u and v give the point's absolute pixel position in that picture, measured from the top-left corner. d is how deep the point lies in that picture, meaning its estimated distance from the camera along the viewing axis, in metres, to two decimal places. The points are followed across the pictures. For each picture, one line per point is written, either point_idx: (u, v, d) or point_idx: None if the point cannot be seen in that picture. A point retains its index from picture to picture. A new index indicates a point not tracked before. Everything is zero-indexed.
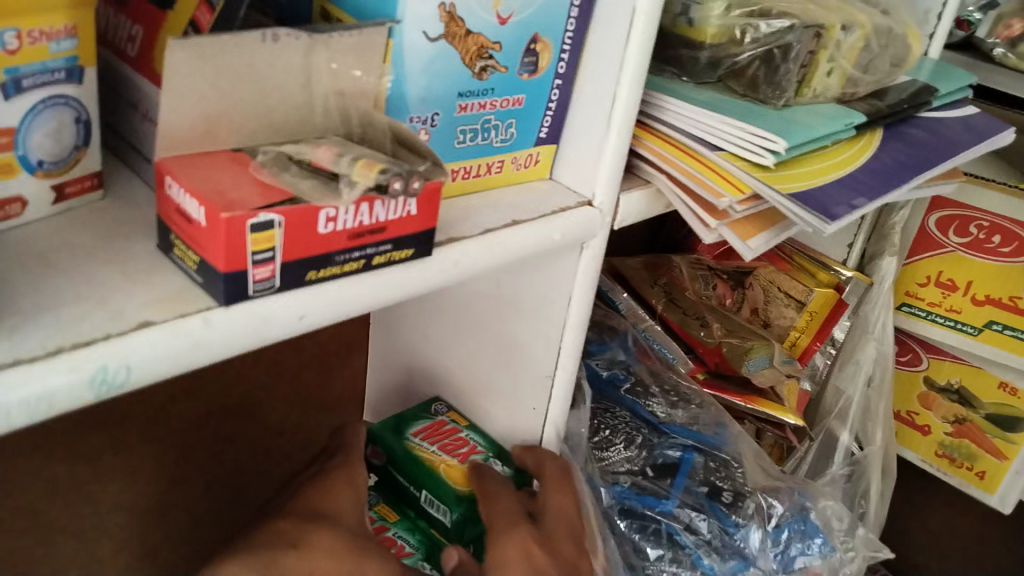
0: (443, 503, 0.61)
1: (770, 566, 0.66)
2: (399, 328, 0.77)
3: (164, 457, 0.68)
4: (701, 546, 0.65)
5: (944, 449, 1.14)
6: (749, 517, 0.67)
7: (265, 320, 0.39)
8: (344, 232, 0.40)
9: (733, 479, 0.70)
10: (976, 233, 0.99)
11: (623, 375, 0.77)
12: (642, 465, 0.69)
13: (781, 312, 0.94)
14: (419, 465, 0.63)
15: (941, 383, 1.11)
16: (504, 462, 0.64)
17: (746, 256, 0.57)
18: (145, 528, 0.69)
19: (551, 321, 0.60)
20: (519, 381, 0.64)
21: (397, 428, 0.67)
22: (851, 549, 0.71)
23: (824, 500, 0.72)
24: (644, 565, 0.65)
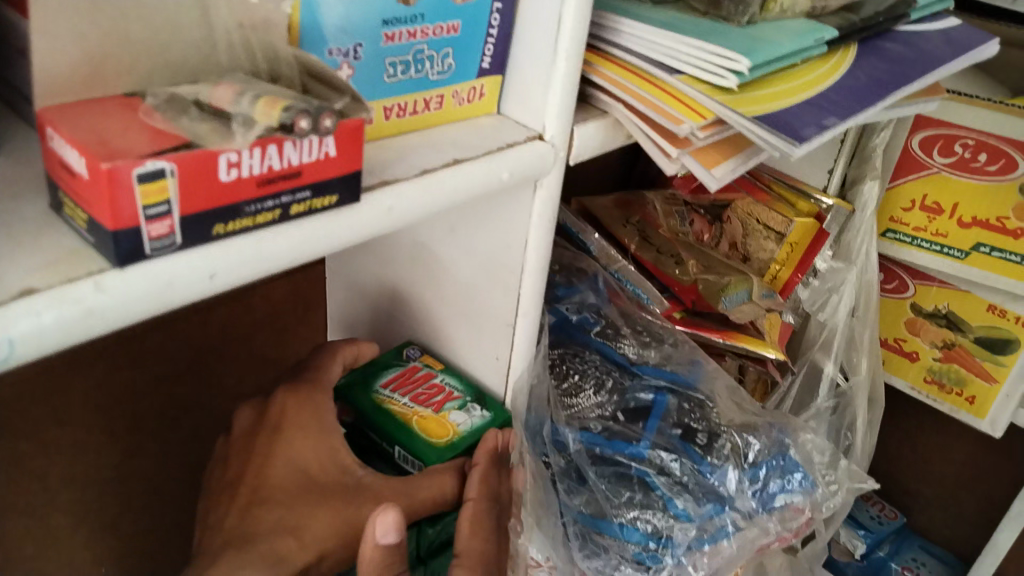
0: (418, 457, 0.57)
1: (748, 505, 0.63)
2: (355, 282, 0.73)
3: (115, 427, 0.65)
4: (673, 488, 0.62)
5: (933, 375, 1.12)
6: (725, 457, 0.64)
7: (169, 281, 0.35)
8: (252, 180, 0.36)
9: (708, 419, 0.66)
10: (961, 152, 0.95)
11: (592, 319, 0.74)
12: (613, 411, 0.66)
13: (761, 245, 0.91)
14: (388, 418, 0.59)
15: (928, 309, 1.08)
16: (483, 405, 0.61)
17: (711, 186, 0.53)
18: (103, 500, 0.66)
19: (509, 266, 0.57)
20: (480, 331, 0.61)
21: (365, 381, 0.63)
22: (832, 483, 0.68)
23: (803, 434, 0.69)
24: (617, 512, 0.61)
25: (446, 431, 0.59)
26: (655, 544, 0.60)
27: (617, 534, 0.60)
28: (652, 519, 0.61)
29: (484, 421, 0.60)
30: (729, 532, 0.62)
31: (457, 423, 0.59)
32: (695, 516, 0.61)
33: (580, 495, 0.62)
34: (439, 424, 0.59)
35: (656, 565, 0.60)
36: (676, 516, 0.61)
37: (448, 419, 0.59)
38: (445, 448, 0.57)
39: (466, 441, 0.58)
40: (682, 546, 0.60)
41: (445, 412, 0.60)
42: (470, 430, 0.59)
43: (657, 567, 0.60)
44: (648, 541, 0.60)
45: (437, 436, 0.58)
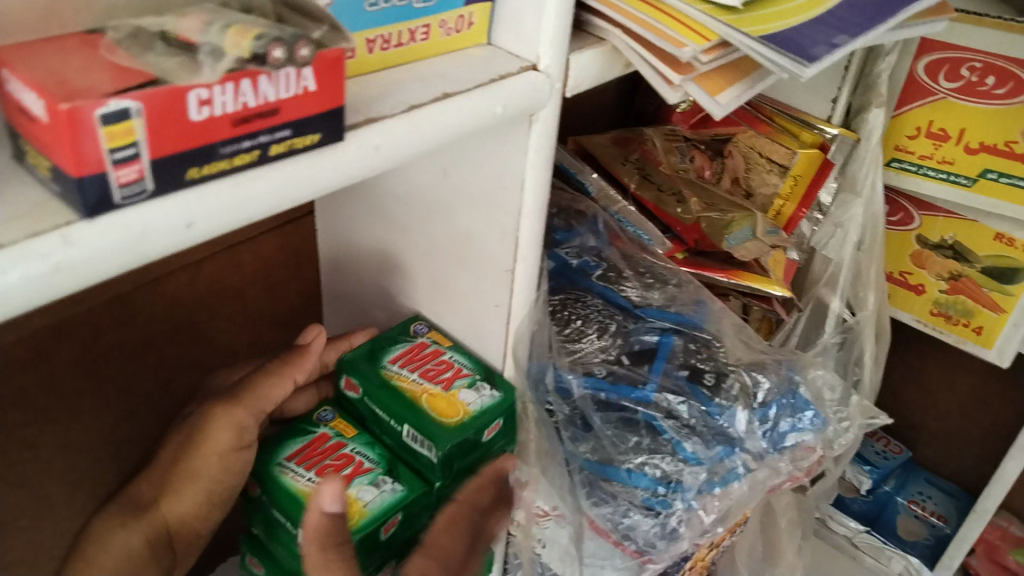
0: (428, 437, 0.54)
1: (759, 446, 0.61)
2: (345, 235, 0.70)
3: (108, 392, 0.62)
4: (681, 431, 0.60)
5: (940, 307, 1.10)
6: (734, 398, 0.62)
7: (144, 232, 0.33)
8: (226, 118, 0.34)
9: (715, 359, 0.64)
10: (968, 76, 0.92)
11: (594, 263, 0.71)
12: (618, 354, 0.63)
13: (763, 180, 0.88)
14: (398, 397, 0.57)
15: (934, 240, 1.06)
16: (492, 384, 0.59)
17: (715, 113, 0.50)
18: (101, 464, 0.64)
19: (506, 208, 0.54)
20: (479, 277, 0.59)
21: (371, 354, 0.60)
22: (844, 419, 0.66)
23: (813, 370, 0.66)
24: (624, 458, 0.59)
25: (456, 411, 0.56)
26: (665, 489, 0.59)
27: (625, 481, 0.59)
28: (661, 464, 0.59)
29: (494, 401, 0.57)
30: (740, 473, 0.61)
31: (467, 403, 0.56)
32: (704, 458, 0.60)
33: (586, 442, 0.61)
34: (449, 403, 0.56)
35: (665, 509, 0.59)
36: (685, 460, 0.59)
37: (458, 398, 0.57)
38: (456, 429, 0.54)
39: (476, 421, 0.56)
40: (692, 489, 0.59)
41: (455, 391, 0.57)
42: (480, 410, 0.56)
43: (666, 511, 0.59)
44: (657, 486, 0.59)
45: (447, 417, 0.55)
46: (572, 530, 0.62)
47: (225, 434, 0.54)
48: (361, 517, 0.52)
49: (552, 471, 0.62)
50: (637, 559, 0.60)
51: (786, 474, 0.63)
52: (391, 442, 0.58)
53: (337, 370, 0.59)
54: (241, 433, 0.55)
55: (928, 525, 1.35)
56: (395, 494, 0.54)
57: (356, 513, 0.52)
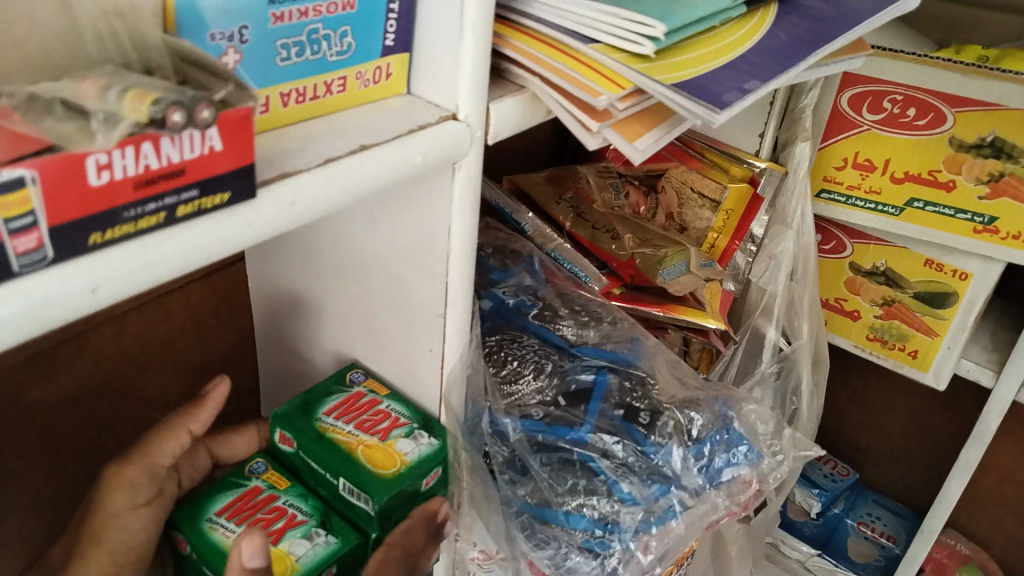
0: (362, 488, 0.53)
1: (695, 482, 0.62)
2: (278, 284, 0.69)
3: (32, 451, 0.60)
4: (617, 470, 0.60)
5: (876, 332, 1.12)
6: (668, 435, 0.62)
7: (45, 301, 0.32)
8: (128, 181, 0.33)
9: (649, 397, 0.64)
10: (890, 109, 0.95)
11: (529, 302, 0.71)
12: (554, 395, 0.64)
13: (696, 214, 0.90)
14: (332, 448, 0.56)
15: (866, 267, 1.09)
16: (430, 432, 0.58)
17: (634, 158, 0.51)
18: (26, 527, 0.62)
19: (434, 255, 0.54)
20: (411, 323, 0.59)
21: (306, 406, 0.60)
22: (778, 452, 0.66)
23: (746, 405, 0.67)
24: (561, 500, 0.59)
25: (392, 461, 0.55)
26: (601, 530, 0.58)
27: (563, 523, 0.58)
28: (598, 506, 0.59)
29: (432, 449, 0.57)
30: (677, 510, 0.60)
31: (404, 452, 0.56)
32: (641, 498, 0.59)
33: (523, 484, 0.60)
34: (385, 453, 0.56)
35: (604, 551, 0.58)
36: (622, 500, 0.59)
37: (394, 447, 0.56)
38: (393, 480, 0.54)
39: (413, 470, 0.55)
40: (629, 530, 0.59)
41: (392, 440, 0.57)
42: (417, 459, 0.56)
43: (605, 553, 0.58)
44: (594, 528, 0.58)
45: (383, 467, 0.55)
46: (513, 570, 0.62)
47: (118, 494, 0.53)
48: (292, 571, 0.50)
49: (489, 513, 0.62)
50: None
51: (724, 510, 0.63)
52: (326, 493, 0.57)
53: (270, 423, 0.58)
54: (136, 490, 0.54)
55: (878, 546, 1.33)
56: (329, 547, 0.53)
57: (288, 568, 0.51)
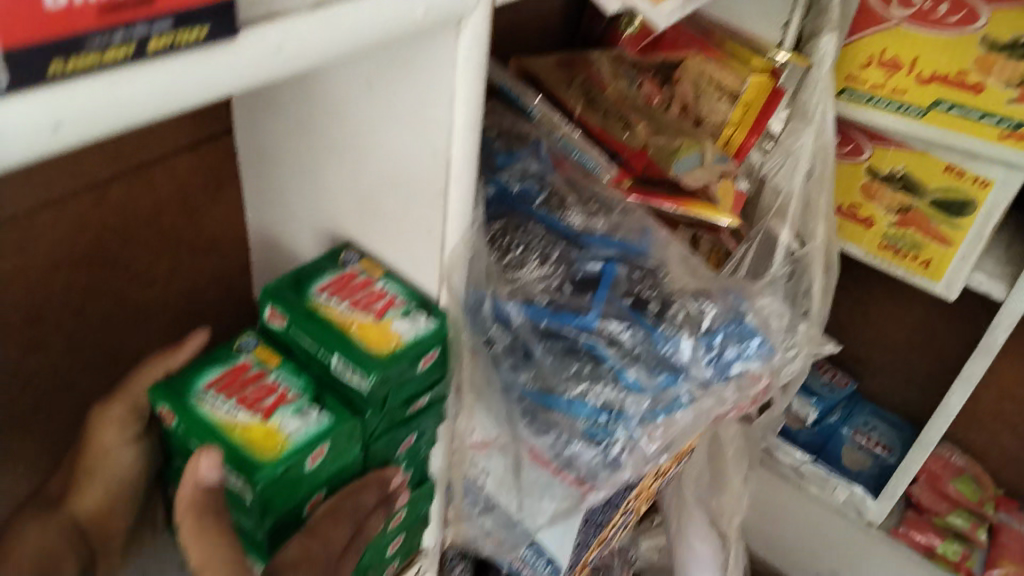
0: (357, 366, 0.52)
1: (704, 375, 0.60)
2: (271, 159, 0.66)
3: (12, 320, 0.58)
4: (624, 358, 0.58)
5: (888, 240, 1.09)
6: (679, 326, 0.60)
7: (2, 134, 0.30)
8: (90, 5, 0.29)
9: (660, 287, 0.62)
10: (921, 3, 0.90)
11: (536, 188, 0.68)
12: (560, 283, 0.62)
13: (713, 107, 0.86)
14: (326, 326, 0.54)
15: (884, 172, 1.05)
16: (427, 313, 0.56)
17: (659, 23, 0.48)
18: (9, 397, 0.60)
19: (436, 125, 0.51)
20: (409, 200, 0.56)
21: (297, 283, 0.57)
22: (791, 349, 0.65)
23: (759, 299, 0.65)
24: (564, 385, 0.58)
25: (388, 340, 0.53)
26: (606, 417, 0.57)
27: (565, 410, 0.57)
28: (602, 394, 0.57)
29: (429, 329, 0.55)
30: (685, 402, 0.59)
31: (400, 332, 0.54)
32: (648, 387, 0.58)
33: (525, 371, 0.59)
34: (381, 333, 0.54)
35: (607, 440, 0.57)
36: (628, 388, 0.57)
37: (391, 327, 0.54)
38: (388, 359, 0.52)
39: (410, 351, 0.53)
40: (634, 418, 0.57)
41: (388, 320, 0.55)
42: (414, 339, 0.54)
43: (607, 441, 0.57)
44: (599, 415, 0.57)
45: (378, 346, 0.53)
46: (512, 458, 0.61)
47: (107, 431, 0.60)
48: (282, 449, 0.49)
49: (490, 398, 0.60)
50: (578, 491, 0.58)
51: (731, 402, 0.62)
52: (319, 371, 0.55)
53: (260, 298, 0.56)
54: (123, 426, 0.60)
55: (872, 456, 1.34)
56: (321, 424, 0.51)
57: (278, 445, 0.49)
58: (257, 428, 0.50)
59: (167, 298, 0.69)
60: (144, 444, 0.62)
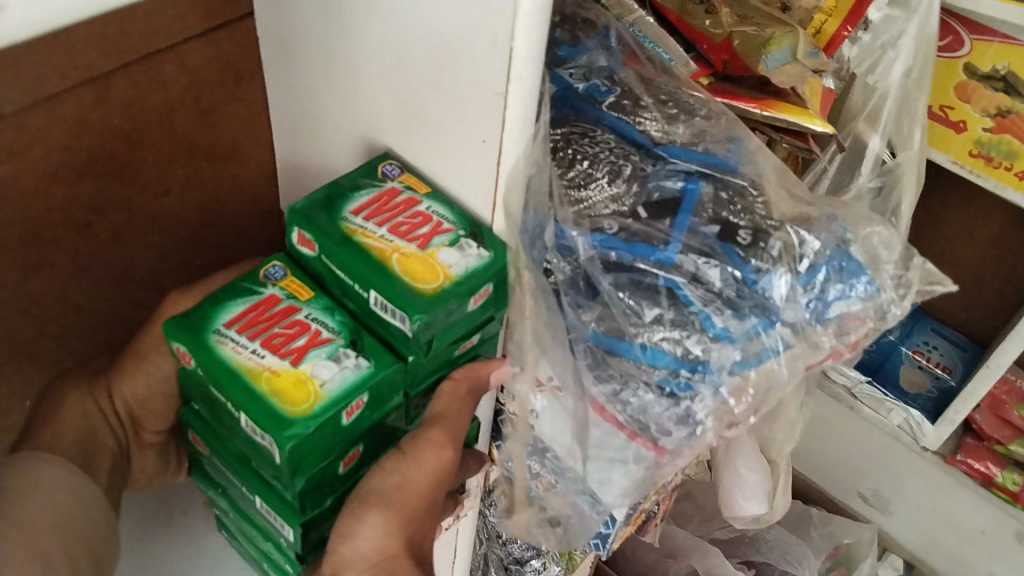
0: (399, 306, 0.44)
1: (800, 318, 0.51)
2: (295, 48, 0.55)
3: (3, 239, 0.50)
4: (708, 301, 0.49)
5: (980, 148, 0.97)
6: (775, 260, 0.51)
7: None
8: None
9: (752, 213, 0.52)
10: None
11: (604, 88, 0.57)
12: (632, 206, 0.52)
13: None
14: (361, 256, 0.45)
15: (984, 71, 0.93)
16: (480, 241, 0.47)
17: None
18: (7, 324, 0.53)
19: (497, 10, 0.40)
20: (460, 103, 0.46)
21: (329, 203, 0.48)
22: (904, 286, 0.54)
23: (866, 229, 0.54)
24: (637, 331, 0.49)
25: (435, 274, 0.45)
26: (688, 371, 0.48)
27: (639, 359, 0.49)
28: (683, 343, 0.48)
29: (483, 261, 0.46)
30: (778, 350, 0.50)
31: (449, 265, 0.45)
32: (736, 336, 0.49)
33: (591, 310, 0.50)
34: (426, 265, 0.45)
35: (687, 395, 0.49)
36: (716, 338, 0.49)
37: (437, 258, 0.45)
38: (436, 298, 0.44)
39: (460, 287, 0.45)
40: (719, 372, 0.49)
41: (434, 250, 0.46)
42: (465, 273, 0.45)
43: (688, 397, 0.49)
44: (679, 367, 0.48)
45: (424, 282, 0.44)
46: (574, 409, 0.53)
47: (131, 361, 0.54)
48: (316, 401, 0.42)
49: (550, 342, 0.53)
50: (652, 453, 0.50)
51: (829, 350, 0.53)
52: (356, 307, 0.47)
53: (285, 221, 0.47)
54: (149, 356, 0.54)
55: (932, 377, 1.27)
56: (360, 373, 0.43)
57: (310, 398, 0.42)
58: (286, 375, 0.43)
59: (184, 210, 0.61)
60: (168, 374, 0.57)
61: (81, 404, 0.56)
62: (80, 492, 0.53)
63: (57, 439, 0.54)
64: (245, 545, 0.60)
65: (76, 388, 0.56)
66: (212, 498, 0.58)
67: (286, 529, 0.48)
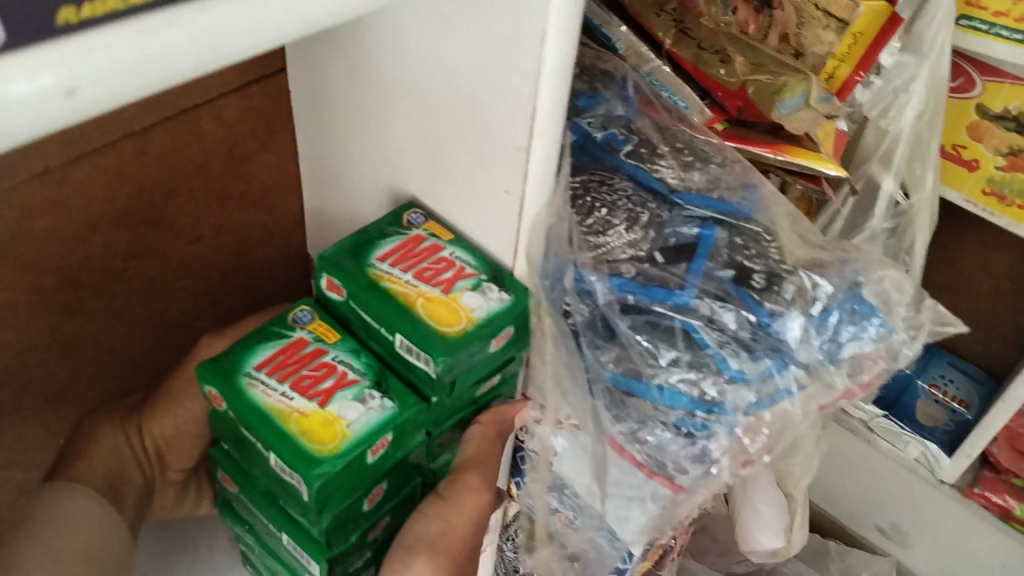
0: (423, 349, 0.45)
1: (813, 359, 0.52)
2: (324, 100, 0.58)
3: (47, 285, 0.53)
4: (724, 343, 0.50)
5: (993, 187, 0.99)
6: (788, 303, 0.52)
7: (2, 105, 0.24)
8: None
9: (765, 258, 0.54)
10: None
11: (622, 137, 0.60)
12: (650, 250, 0.53)
13: (817, 38, 0.73)
14: (387, 301, 0.47)
15: (995, 111, 0.94)
16: (501, 287, 0.49)
17: None
18: (48, 365, 0.56)
19: (519, 70, 0.43)
20: (483, 156, 0.48)
21: (356, 249, 0.50)
22: (915, 328, 0.55)
23: (877, 271, 0.56)
24: (654, 373, 0.50)
25: (458, 318, 0.47)
26: (704, 412, 0.50)
27: (657, 399, 0.50)
28: (700, 383, 0.50)
29: (504, 306, 0.48)
30: (793, 391, 0.51)
31: (471, 309, 0.47)
32: (751, 376, 0.50)
33: (610, 351, 0.52)
34: (449, 309, 0.47)
35: (703, 434, 0.50)
36: (731, 380, 0.50)
37: (460, 302, 0.47)
38: (459, 341, 0.46)
39: (482, 331, 0.47)
40: (735, 413, 0.50)
41: (457, 294, 0.48)
42: (487, 317, 0.47)
43: (703, 436, 0.50)
44: (695, 409, 0.50)
45: (447, 325, 0.46)
46: (594, 445, 0.54)
47: None
48: (343, 440, 0.43)
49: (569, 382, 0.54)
50: (668, 491, 0.52)
51: (842, 390, 0.54)
52: (382, 350, 0.49)
53: (315, 268, 0.50)
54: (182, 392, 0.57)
55: (948, 411, 1.28)
56: (385, 413, 0.45)
57: (337, 436, 0.44)
58: (313, 415, 0.44)
59: (216, 254, 0.63)
60: (199, 411, 0.59)
61: (113, 439, 0.58)
62: (107, 525, 0.55)
63: (91, 471, 0.56)
64: None
65: (108, 423, 0.59)
66: (240, 534, 0.57)
67: (312, 565, 0.48)
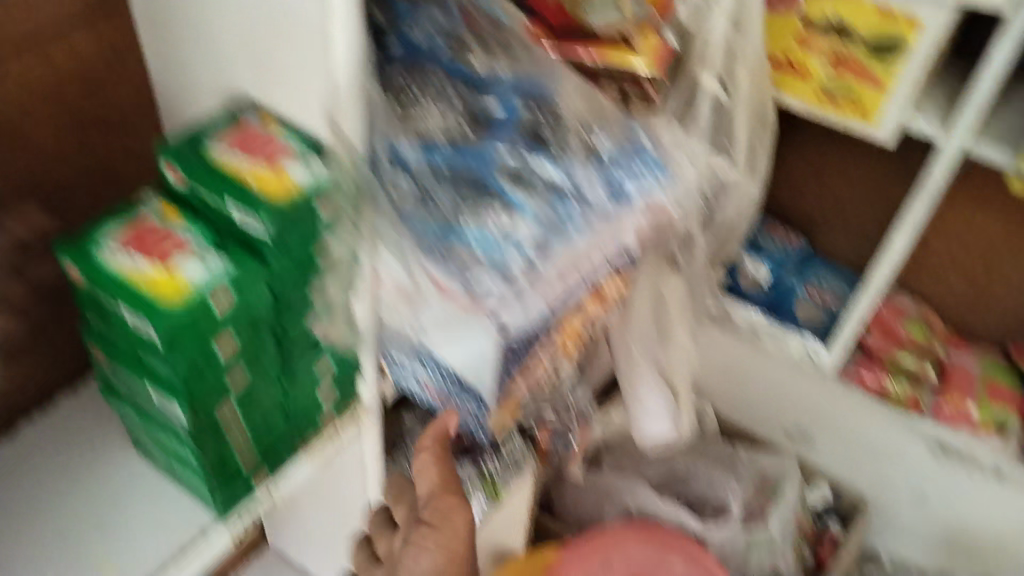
0: (254, 211, 0.54)
1: (596, 196, 0.62)
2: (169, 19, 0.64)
3: None
4: (515, 185, 0.61)
5: (825, 91, 0.97)
6: (570, 153, 0.64)
7: None
8: None
9: (557, 126, 0.66)
10: None
11: (442, 44, 0.67)
12: (459, 127, 0.64)
13: None
14: (220, 175, 0.56)
15: (818, 20, 0.92)
16: (320, 160, 0.58)
17: None
18: None
19: None
20: (297, 49, 0.54)
21: (193, 139, 0.59)
22: (684, 165, 0.66)
23: (655, 128, 0.68)
24: (457, 216, 0.60)
25: (283, 186, 0.56)
26: (499, 241, 0.58)
27: (467, 242, 0.59)
28: (494, 217, 0.60)
29: (321, 175, 0.57)
30: (577, 218, 0.60)
31: (295, 178, 0.56)
32: (537, 208, 0.60)
33: (422, 206, 0.61)
34: (277, 180, 0.56)
35: (499, 255, 0.58)
36: (520, 211, 0.60)
37: (285, 173, 0.56)
38: (285, 204, 0.55)
39: (304, 195, 0.56)
40: (525, 238, 0.59)
41: (284, 168, 0.57)
42: (312, 185, 0.56)
43: (503, 262, 0.57)
44: (494, 237, 0.58)
45: (274, 192, 0.55)
46: (412, 295, 0.59)
47: None
48: (186, 289, 0.52)
49: (391, 238, 0.60)
50: (476, 312, 0.56)
51: (620, 243, 0.61)
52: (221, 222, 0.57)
53: (160, 158, 0.57)
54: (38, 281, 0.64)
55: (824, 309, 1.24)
56: (220, 269, 0.53)
57: (180, 287, 0.52)
58: (160, 274, 0.52)
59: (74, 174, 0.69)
60: None
61: None
62: None
63: None
64: (156, 458, 0.68)
65: None
66: (124, 413, 0.66)
67: (172, 407, 0.56)
